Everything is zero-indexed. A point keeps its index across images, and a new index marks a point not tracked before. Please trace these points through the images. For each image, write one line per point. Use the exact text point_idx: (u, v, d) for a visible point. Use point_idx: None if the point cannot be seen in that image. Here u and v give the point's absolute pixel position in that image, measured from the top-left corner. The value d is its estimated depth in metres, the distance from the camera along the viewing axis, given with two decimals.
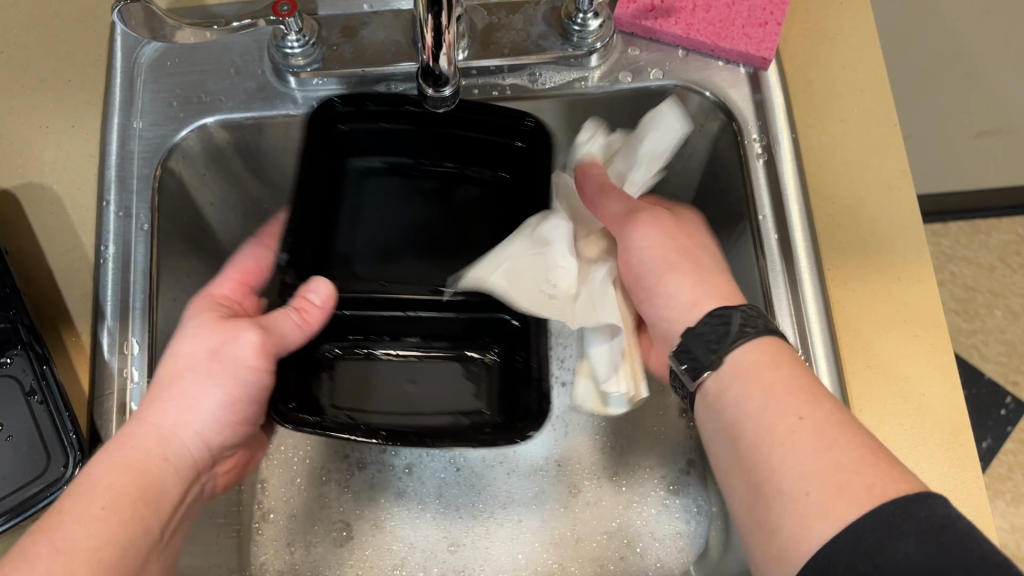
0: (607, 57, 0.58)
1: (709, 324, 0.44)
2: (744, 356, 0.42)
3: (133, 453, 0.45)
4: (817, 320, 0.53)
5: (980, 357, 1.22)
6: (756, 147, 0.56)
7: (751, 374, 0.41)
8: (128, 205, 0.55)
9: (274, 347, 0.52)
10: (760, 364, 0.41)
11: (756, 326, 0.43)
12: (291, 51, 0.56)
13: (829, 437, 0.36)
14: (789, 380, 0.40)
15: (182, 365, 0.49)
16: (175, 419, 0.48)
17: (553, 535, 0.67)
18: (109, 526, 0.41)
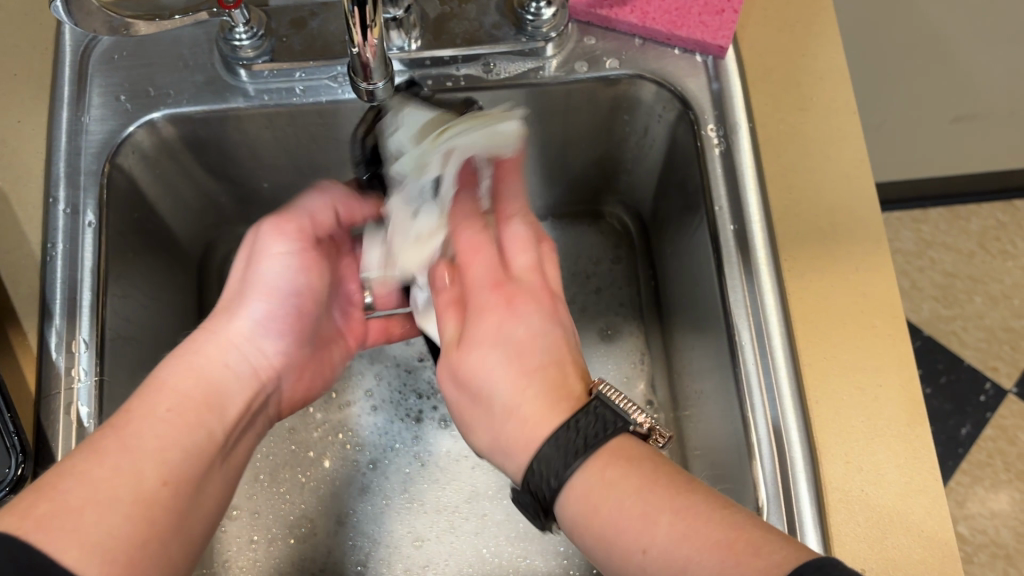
0: (562, 46, 0.57)
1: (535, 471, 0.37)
2: (573, 505, 0.36)
3: (197, 362, 0.46)
4: (773, 312, 0.52)
5: (960, 343, 1.22)
6: (712, 136, 0.56)
7: (597, 531, 0.35)
8: (76, 201, 0.54)
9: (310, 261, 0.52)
10: (594, 489, 0.36)
11: (566, 454, 0.36)
12: (239, 44, 0.55)
13: (686, 552, 0.32)
14: (628, 494, 0.35)
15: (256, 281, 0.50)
16: (250, 335, 0.49)
17: (519, 528, 0.66)
18: (172, 431, 0.41)
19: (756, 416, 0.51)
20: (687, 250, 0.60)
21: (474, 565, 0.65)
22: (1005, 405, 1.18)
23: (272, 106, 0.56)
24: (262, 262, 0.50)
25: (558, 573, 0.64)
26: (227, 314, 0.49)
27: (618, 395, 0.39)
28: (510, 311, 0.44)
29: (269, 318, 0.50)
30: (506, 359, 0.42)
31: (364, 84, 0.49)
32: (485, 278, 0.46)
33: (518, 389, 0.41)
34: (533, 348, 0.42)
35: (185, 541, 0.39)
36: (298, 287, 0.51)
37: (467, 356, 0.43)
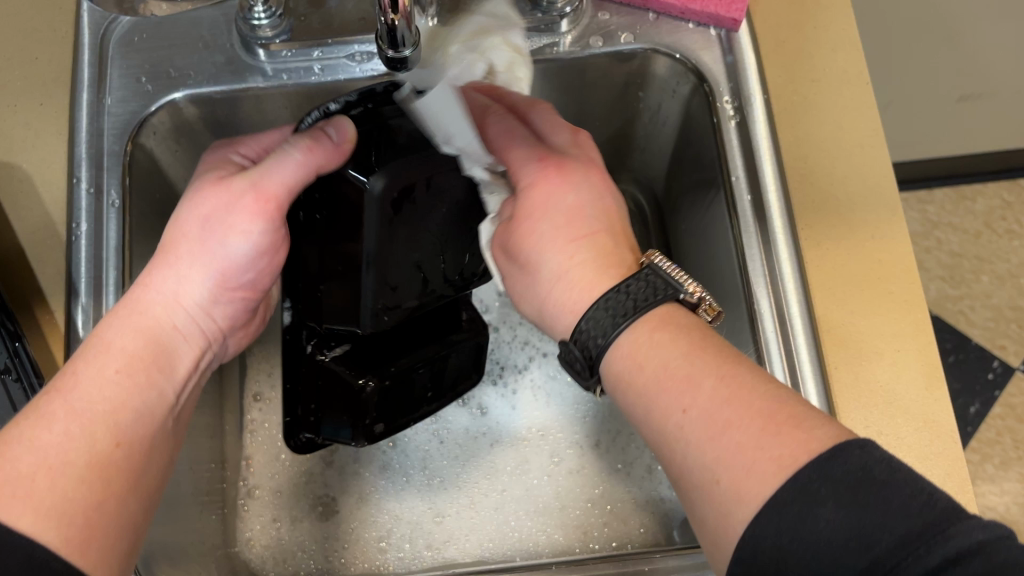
0: (576, 22, 0.57)
1: (581, 329, 0.41)
2: (622, 349, 0.39)
3: (142, 320, 0.46)
4: (791, 279, 0.53)
5: (967, 323, 1.22)
6: (728, 108, 0.56)
7: (629, 388, 0.39)
8: (100, 181, 0.54)
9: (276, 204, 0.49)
10: (640, 351, 0.39)
11: (614, 318, 0.40)
12: (259, 23, 0.56)
13: (725, 415, 0.34)
14: (675, 357, 0.37)
15: (180, 230, 0.49)
16: (178, 288, 0.48)
17: (537, 503, 0.67)
18: (122, 389, 0.42)
19: (776, 380, 0.51)
20: (701, 224, 0.61)
21: (494, 540, 0.65)
22: (1013, 383, 1.19)
23: (291, 85, 0.57)
24: (212, 233, 0.49)
25: (577, 546, 0.65)
26: (174, 271, 0.49)
27: (674, 270, 0.41)
28: (573, 230, 0.45)
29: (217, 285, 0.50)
30: (558, 251, 0.45)
31: (391, 51, 0.49)
32: (532, 156, 0.48)
33: (566, 254, 0.44)
34: (581, 215, 0.46)
35: (139, 495, 0.41)
36: (251, 258, 0.50)
37: (518, 228, 0.47)
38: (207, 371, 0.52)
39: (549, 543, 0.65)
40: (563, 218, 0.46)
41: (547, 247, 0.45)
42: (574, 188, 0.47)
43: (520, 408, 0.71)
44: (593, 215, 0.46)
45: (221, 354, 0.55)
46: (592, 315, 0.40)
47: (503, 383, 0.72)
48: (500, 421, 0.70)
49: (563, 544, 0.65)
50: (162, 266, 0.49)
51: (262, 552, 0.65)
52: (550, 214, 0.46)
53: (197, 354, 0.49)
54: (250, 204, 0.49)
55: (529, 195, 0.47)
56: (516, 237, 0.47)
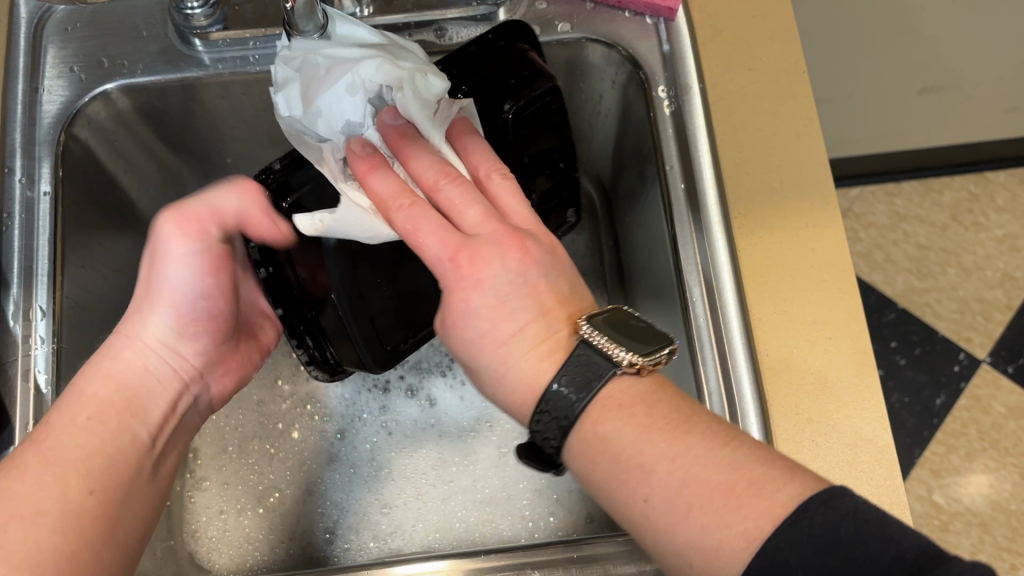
0: (513, 12, 0.57)
1: (543, 413, 0.38)
2: (576, 453, 0.38)
3: (118, 367, 0.46)
4: (727, 267, 0.53)
5: (934, 315, 1.23)
6: (663, 97, 0.56)
7: (601, 469, 0.37)
8: (33, 171, 0.54)
9: (233, 224, 0.47)
10: (633, 436, 0.36)
11: (569, 400, 0.38)
12: (192, 11, 0.56)
13: (685, 501, 0.34)
14: (631, 437, 0.36)
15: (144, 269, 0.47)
16: (146, 331, 0.47)
17: (484, 493, 0.67)
18: (94, 436, 0.42)
19: (707, 366, 0.52)
20: (643, 214, 0.61)
21: (441, 530, 0.65)
22: (979, 374, 1.19)
23: (227, 74, 0.56)
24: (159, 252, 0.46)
25: (524, 536, 0.65)
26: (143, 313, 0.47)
27: (606, 340, 0.38)
28: (474, 267, 0.40)
29: (182, 318, 0.47)
30: (487, 315, 0.40)
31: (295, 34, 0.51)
32: (442, 248, 0.40)
33: (500, 356, 0.41)
34: (510, 311, 0.40)
35: (112, 544, 0.40)
36: (196, 284, 0.47)
37: (448, 308, 0.41)
38: (190, 420, 0.50)
39: (496, 532, 0.65)
40: (490, 318, 0.40)
41: (488, 350, 0.41)
42: (508, 257, 0.41)
43: (469, 399, 0.71)
44: (524, 299, 0.40)
45: (209, 402, 0.53)
46: (544, 420, 0.38)
47: (453, 374, 0.72)
48: (448, 413, 0.70)
49: (509, 533, 0.65)
50: (131, 315, 0.47)
51: (208, 544, 0.64)
52: (472, 308, 0.40)
53: (173, 400, 0.48)
54: (175, 231, 0.45)
55: (454, 292, 0.41)
56: (447, 327, 0.42)
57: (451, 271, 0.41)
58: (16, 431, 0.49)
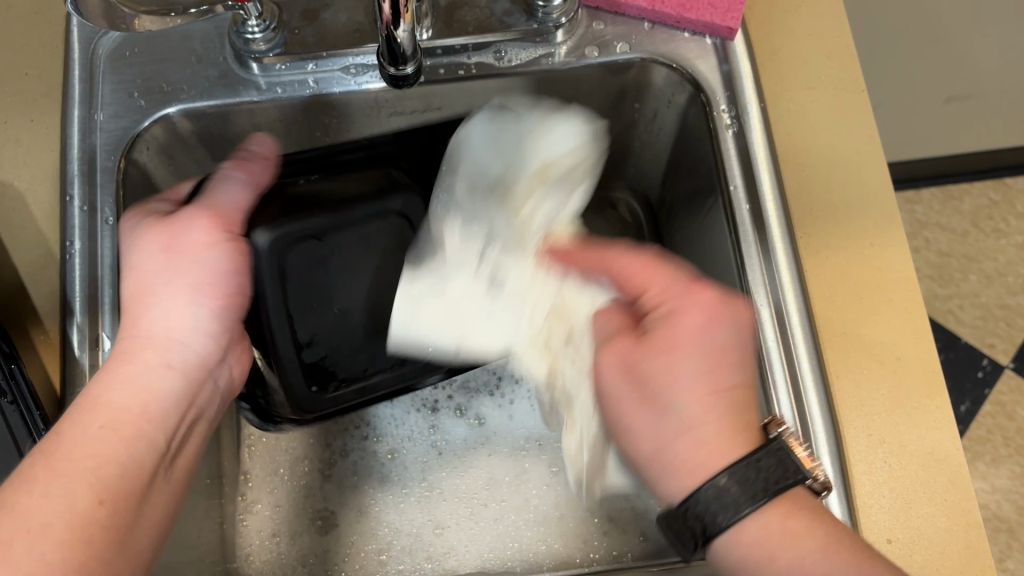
0: (572, 33, 0.57)
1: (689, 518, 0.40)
2: (741, 554, 0.39)
3: (130, 384, 0.43)
4: (791, 288, 0.53)
5: (956, 322, 1.23)
6: (725, 118, 0.56)
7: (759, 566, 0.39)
8: (93, 199, 0.54)
9: (224, 218, 0.51)
10: (783, 531, 0.39)
11: (733, 503, 0.39)
12: (252, 37, 0.55)
13: None
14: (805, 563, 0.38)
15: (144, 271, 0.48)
16: (168, 325, 0.47)
17: (537, 513, 0.66)
18: (111, 447, 0.40)
19: (778, 390, 0.51)
20: (698, 232, 0.61)
21: (495, 551, 0.65)
22: (1002, 381, 1.19)
23: (285, 98, 0.56)
24: (172, 233, 0.49)
25: (579, 556, 0.64)
26: (156, 308, 0.47)
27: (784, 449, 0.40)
28: (676, 341, 0.43)
29: (206, 303, 0.48)
30: (697, 399, 0.42)
31: (393, 70, 0.48)
32: (663, 311, 0.45)
33: (706, 430, 0.42)
34: (723, 371, 0.43)
35: (127, 558, 0.38)
36: (229, 266, 0.49)
37: (660, 397, 0.43)
38: (209, 410, 0.48)
39: (550, 553, 0.65)
40: (699, 385, 0.42)
41: (699, 427, 0.42)
42: (723, 322, 0.44)
43: (519, 418, 0.70)
44: (734, 369, 0.43)
45: (229, 391, 0.51)
46: (708, 499, 0.39)
47: (501, 393, 0.71)
48: (498, 432, 0.70)
49: (564, 554, 0.65)
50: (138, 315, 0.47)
51: (261, 568, 0.65)
52: (681, 378, 0.43)
53: (190, 399, 0.46)
54: (202, 222, 0.50)
55: (674, 349, 0.43)
56: (648, 399, 0.44)
57: (664, 354, 0.43)
58: None
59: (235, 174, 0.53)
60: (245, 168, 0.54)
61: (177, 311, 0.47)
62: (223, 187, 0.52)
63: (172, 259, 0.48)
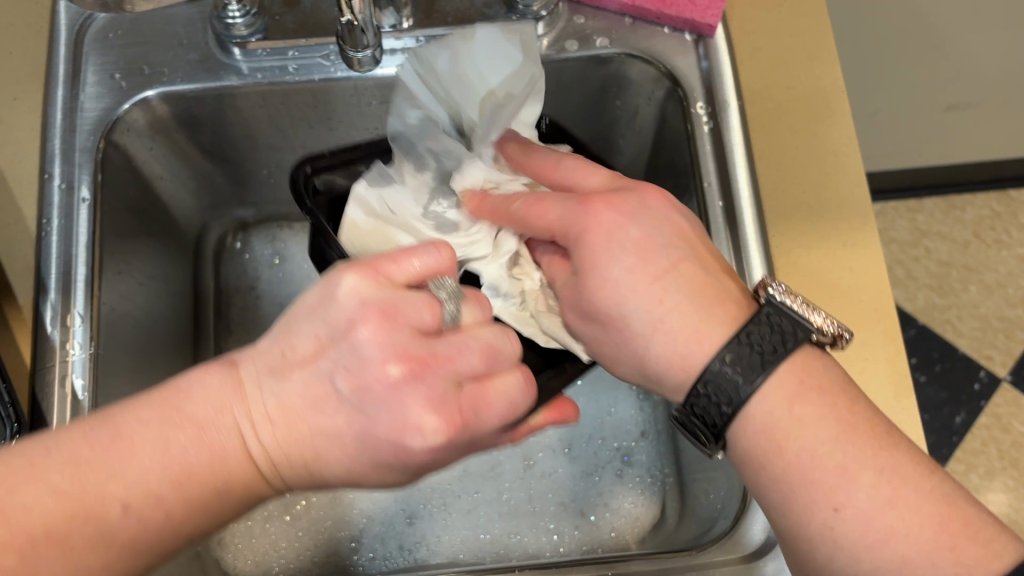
0: (552, 26, 0.58)
1: (705, 392, 0.38)
2: (748, 438, 0.39)
3: (240, 459, 0.34)
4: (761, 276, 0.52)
5: (954, 333, 1.22)
6: (701, 114, 0.56)
7: (598, 315, 0.41)
8: (72, 177, 0.54)
9: (467, 427, 0.34)
10: (786, 419, 0.38)
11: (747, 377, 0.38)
12: (233, 21, 0.56)
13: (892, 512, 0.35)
14: (821, 440, 0.37)
15: (355, 410, 0.34)
16: (328, 460, 0.35)
17: (510, 506, 0.65)
18: (157, 525, 0.33)
19: None
20: None
21: (466, 541, 0.63)
22: (999, 393, 1.17)
23: (265, 84, 0.57)
24: (400, 436, 0.33)
25: (550, 550, 0.63)
26: (322, 448, 0.34)
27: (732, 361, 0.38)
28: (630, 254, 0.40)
29: (351, 473, 0.35)
30: (627, 262, 0.40)
31: (353, 53, 0.53)
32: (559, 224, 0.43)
33: (651, 297, 0.40)
34: (651, 250, 0.40)
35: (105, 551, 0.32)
36: (411, 470, 0.35)
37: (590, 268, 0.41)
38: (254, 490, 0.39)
39: (521, 545, 0.63)
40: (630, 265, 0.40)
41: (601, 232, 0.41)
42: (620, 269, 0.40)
43: None
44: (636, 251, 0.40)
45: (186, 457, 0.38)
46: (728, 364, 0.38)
47: None
48: None
49: (533, 547, 0.63)
50: (299, 433, 0.34)
51: (247, 563, 0.62)
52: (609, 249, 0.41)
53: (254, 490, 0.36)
54: (437, 432, 0.33)
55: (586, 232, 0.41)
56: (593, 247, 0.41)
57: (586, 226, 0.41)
58: None
59: (498, 413, 0.36)
60: (509, 411, 0.36)
61: (361, 480, 0.36)
62: (490, 424, 0.36)
63: (376, 460, 0.34)
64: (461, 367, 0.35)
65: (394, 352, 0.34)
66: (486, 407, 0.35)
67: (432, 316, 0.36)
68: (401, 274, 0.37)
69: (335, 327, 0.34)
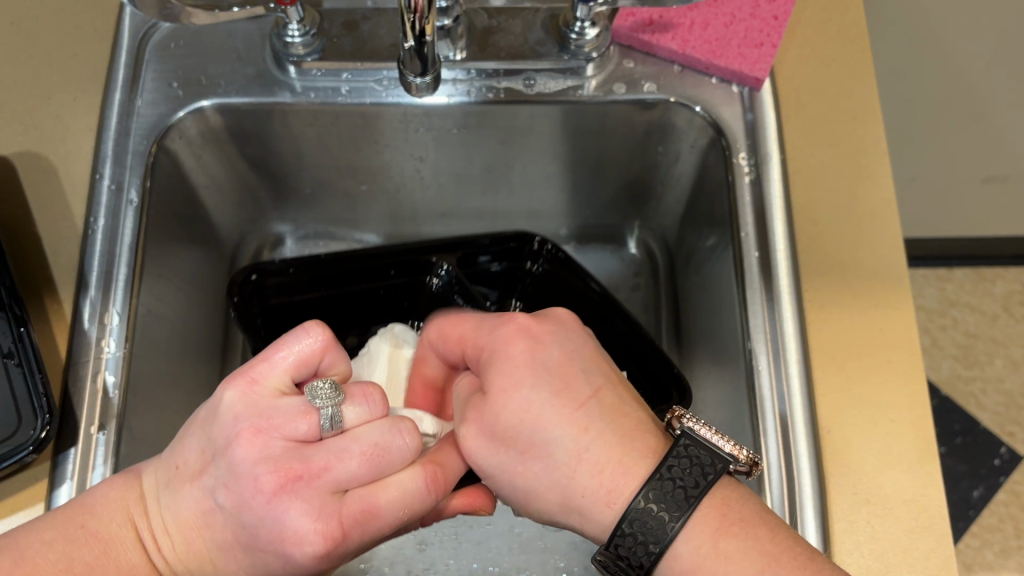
0: (602, 68, 0.59)
1: (628, 537, 0.38)
2: (684, 557, 0.37)
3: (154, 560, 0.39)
4: (791, 324, 0.53)
5: (977, 406, 1.20)
6: (743, 165, 0.57)
7: (515, 442, 0.40)
8: (121, 178, 0.56)
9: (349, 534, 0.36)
10: (704, 547, 0.37)
11: (664, 519, 0.37)
12: (292, 40, 0.57)
13: None
14: (743, 566, 0.36)
15: (240, 523, 0.36)
16: (231, 566, 0.38)
17: (520, 539, 0.65)
18: None
19: (766, 438, 0.51)
20: (708, 282, 0.61)
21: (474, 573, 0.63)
22: (1018, 471, 1.16)
23: (317, 104, 0.58)
24: (286, 544, 0.36)
25: None
26: (223, 555, 0.38)
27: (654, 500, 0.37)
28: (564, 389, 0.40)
29: (254, 575, 0.38)
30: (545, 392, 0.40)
31: (415, 78, 0.50)
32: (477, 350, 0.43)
33: (576, 423, 0.40)
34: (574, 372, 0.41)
35: None
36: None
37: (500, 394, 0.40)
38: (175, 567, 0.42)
39: None
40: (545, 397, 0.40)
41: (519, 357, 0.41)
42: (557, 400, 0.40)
43: None
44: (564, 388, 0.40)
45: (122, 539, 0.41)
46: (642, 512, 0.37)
47: None
48: None
49: None
50: (195, 543, 0.38)
51: None
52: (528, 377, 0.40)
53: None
54: (311, 541, 0.35)
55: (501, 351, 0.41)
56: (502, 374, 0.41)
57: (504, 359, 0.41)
58: (80, 431, 0.50)
59: (389, 516, 0.37)
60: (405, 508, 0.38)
61: None
62: (381, 523, 0.37)
63: (271, 567, 0.37)
64: (340, 475, 0.36)
65: (267, 466, 0.36)
66: (375, 511, 0.37)
67: (309, 425, 0.37)
68: (275, 374, 0.38)
69: (214, 444, 0.37)
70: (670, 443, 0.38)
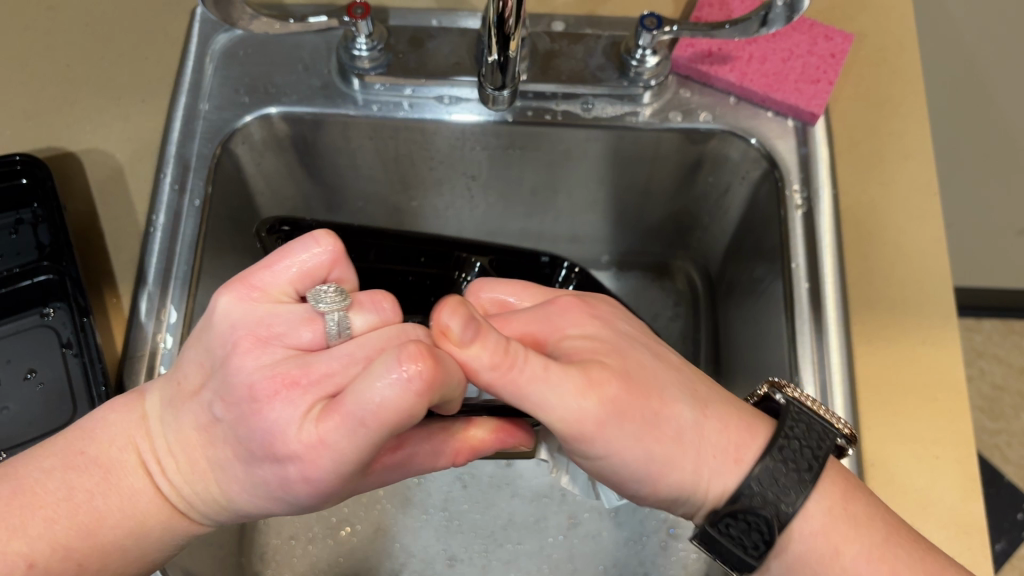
0: (659, 96, 0.60)
1: (751, 518, 0.40)
2: (804, 541, 0.40)
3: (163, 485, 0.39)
4: (837, 357, 0.53)
5: (1002, 459, 1.19)
6: (796, 199, 0.58)
7: (647, 412, 0.40)
8: (185, 180, 0.57)
9: (336, 429, 0.34)
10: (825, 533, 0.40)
11: (786, 488, 0.40)
12: (359, 54, 0.59)
13: None
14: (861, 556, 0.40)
15: (235, 424, 0.36)
16: (235, 478, 0.38)
17: (549, 563, 0.63)
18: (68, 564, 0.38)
19: None
20: (752, 313, 0.61)
21: None
22: None
23: (378, 117, 0.59)
24: (278, 446, 0.35)
25: None
26: (226, 468, 0.38)
27: (780, 467, 0.40)
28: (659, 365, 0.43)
29: (258, 489, 0.37)
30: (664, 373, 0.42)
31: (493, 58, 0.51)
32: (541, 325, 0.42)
33: (699, 410, 0.42)
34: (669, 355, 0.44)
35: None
36: (311, 488, 0.36)
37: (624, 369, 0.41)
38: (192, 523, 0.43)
39: None
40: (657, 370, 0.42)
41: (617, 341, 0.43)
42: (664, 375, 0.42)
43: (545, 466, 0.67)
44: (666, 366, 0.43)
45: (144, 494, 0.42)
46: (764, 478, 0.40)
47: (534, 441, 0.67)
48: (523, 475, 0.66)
49: None
50: (198, 463, 0.38)
51: None
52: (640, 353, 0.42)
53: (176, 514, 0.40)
54: (294, 436, 0.34)
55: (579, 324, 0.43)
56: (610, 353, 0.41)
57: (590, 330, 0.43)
58: None
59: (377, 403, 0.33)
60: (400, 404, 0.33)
61: (282, 500, 0.38)
62: (371, 409, 0.33)
63: (269, 475, 0.36)
64: (337, 375, 0.36)
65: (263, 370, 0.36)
66: (356, 394, 0.33)
67: (311, 333, 0.38)
68: (277, 282, 0.39)
69: (214, 355, 0.38)
70: (783, 411, 0.42)
